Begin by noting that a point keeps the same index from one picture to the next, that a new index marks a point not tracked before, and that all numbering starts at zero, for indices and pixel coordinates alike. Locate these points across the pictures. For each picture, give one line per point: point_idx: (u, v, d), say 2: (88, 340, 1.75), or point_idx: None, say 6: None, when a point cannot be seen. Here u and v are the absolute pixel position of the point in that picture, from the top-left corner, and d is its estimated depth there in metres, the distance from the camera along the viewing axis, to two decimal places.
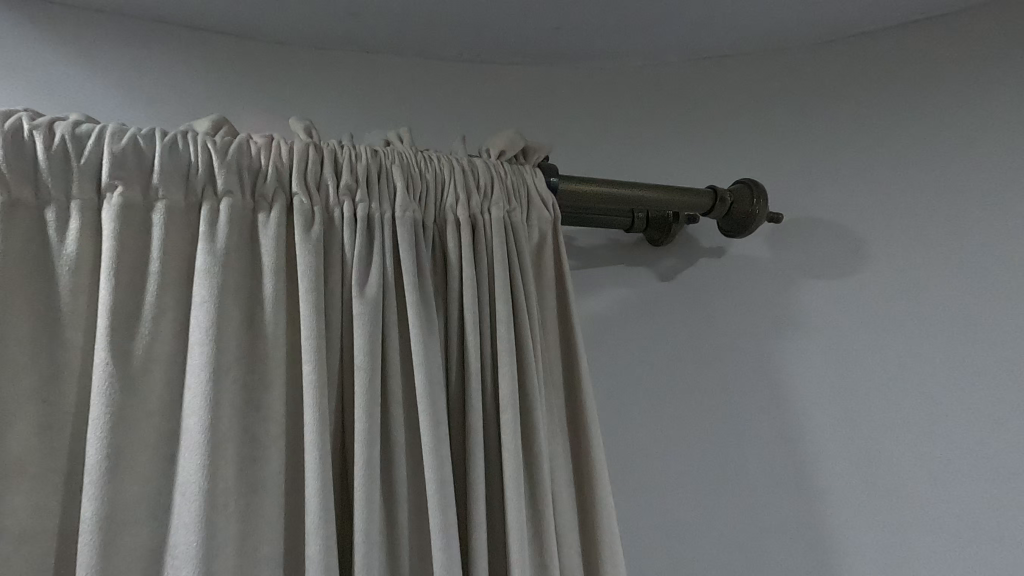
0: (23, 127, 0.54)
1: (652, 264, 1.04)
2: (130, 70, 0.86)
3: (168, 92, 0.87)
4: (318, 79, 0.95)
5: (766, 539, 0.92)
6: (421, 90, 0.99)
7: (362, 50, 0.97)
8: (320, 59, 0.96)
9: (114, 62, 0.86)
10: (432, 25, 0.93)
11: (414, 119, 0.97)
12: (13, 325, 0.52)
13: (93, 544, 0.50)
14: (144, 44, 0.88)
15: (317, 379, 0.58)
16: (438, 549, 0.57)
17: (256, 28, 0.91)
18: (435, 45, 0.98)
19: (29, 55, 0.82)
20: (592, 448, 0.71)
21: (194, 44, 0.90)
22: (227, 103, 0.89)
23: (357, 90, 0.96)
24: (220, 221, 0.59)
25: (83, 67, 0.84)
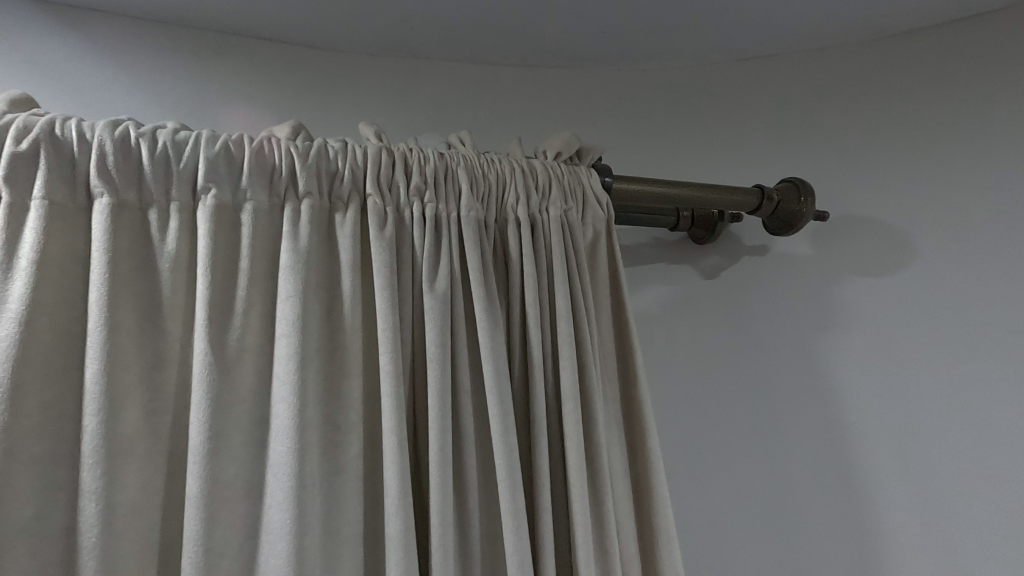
0: (130, 135, 0.58)
1: (695, 262, 1.06)
2: (200, 79, 0.90)
3: (233, 100, 0.91)
4: (372, 84, 0.98)
5: (813, 534, 0.93)
6: (470, 94, 1.02)
7: (414, 57, 1.01)
8: (373, 65, 0.99)
9: (184, 71, 0.90)
10: (482, 32, 0.96)
11: (464, 124, 1.01)
12: (123, 316, 0.56)
13: (198, 518, 0.54)
14: (212, 54, 0.92)
15: (394, 370, 0.61)
16: (509, 533, 0.60)
17: (313, 37, 0.95)
18: (483, 50, 1.01)
19: (108, 67, 0.87)
20: (647, 441, 0.73)
21: (256, 53, 0.94)
22: (290, 110, 0.93)
23: (410, 95, 1.00)
24: (302, 220, 0.63)
25: (156, 77, 0.89)
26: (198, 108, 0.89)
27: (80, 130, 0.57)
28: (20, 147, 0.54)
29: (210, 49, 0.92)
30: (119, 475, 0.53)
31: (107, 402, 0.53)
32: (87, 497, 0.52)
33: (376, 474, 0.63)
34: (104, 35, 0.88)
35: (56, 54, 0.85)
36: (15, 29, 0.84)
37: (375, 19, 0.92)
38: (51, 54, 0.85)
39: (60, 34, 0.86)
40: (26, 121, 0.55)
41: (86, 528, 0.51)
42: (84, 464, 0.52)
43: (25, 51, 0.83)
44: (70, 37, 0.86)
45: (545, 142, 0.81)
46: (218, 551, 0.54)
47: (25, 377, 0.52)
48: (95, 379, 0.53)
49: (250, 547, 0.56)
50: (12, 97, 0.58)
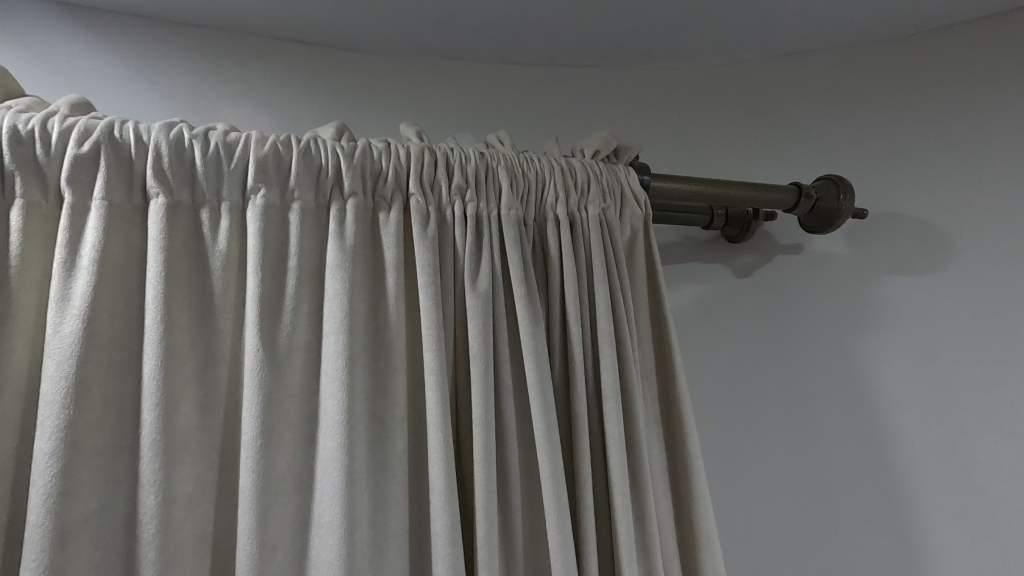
0: (184, 136, 0.60)
1: (728, 261, 1.05)
2: (240, 80, 0.92)
3: (273, 103, 0.92)
4: (406, 85, 0.99)
5: (850, 537, 0.91)
6: (501, 94, 1.03)
7: (445, 58, 1.01)
8: (405, 66, 1.00)
9: (224, 72, 0.91)
10: (514, 32, 0.96)
11: (497, 124, 1.01)
12: (178, 313, 0.57)
13: (252, 512, 0.55)
14: (250, 55, 0.93)
15: (438, 368, 0.62)
16: (552, 531, 0.60)
17: (348, 40, 0.96)
18: (515, 51, 1.01)
19: (152, 68, 0.88)
20: (687, 442, 0.72)
21: (292, 55, 0.95)
22: (325, 111, 0.95)
23: (442, 96, 1.00)
24: (348, 220, 0.64)
25: (198, 78, 0.90)
26: (239, 111, 0.91)
27: (137, 132, 0.58)
28: (82, 149, 0.56)
29: (247, 52, 0.93)
30: (176, 468, 0.55)
31: (164, 397, 0.55)
32: (147, 489, 0.53)
33: (420, 469, 0.64)
34: (146, 38, 0.89)
35: (102, 59, 0.87)
36: (61, 35, 0.86)
37: (409, 22, 0.92)
38: (96, 59, 0.86)
39: (103, 39, 0.87)
40: (86, 124, 0.57)
41: (146, 519, 0.53)
42: (144, 456, 0.54)
43: (71, 57, 0.85)
44: (114, 39, 0.88)
45: (582, 140, 0.81)
46: (272, 544, 0.55)
47: (87, 372, 0.53)
48: (154, 374, 0.55)
49: (300, 541, 0.57)
50: (71, 100, 0.59)
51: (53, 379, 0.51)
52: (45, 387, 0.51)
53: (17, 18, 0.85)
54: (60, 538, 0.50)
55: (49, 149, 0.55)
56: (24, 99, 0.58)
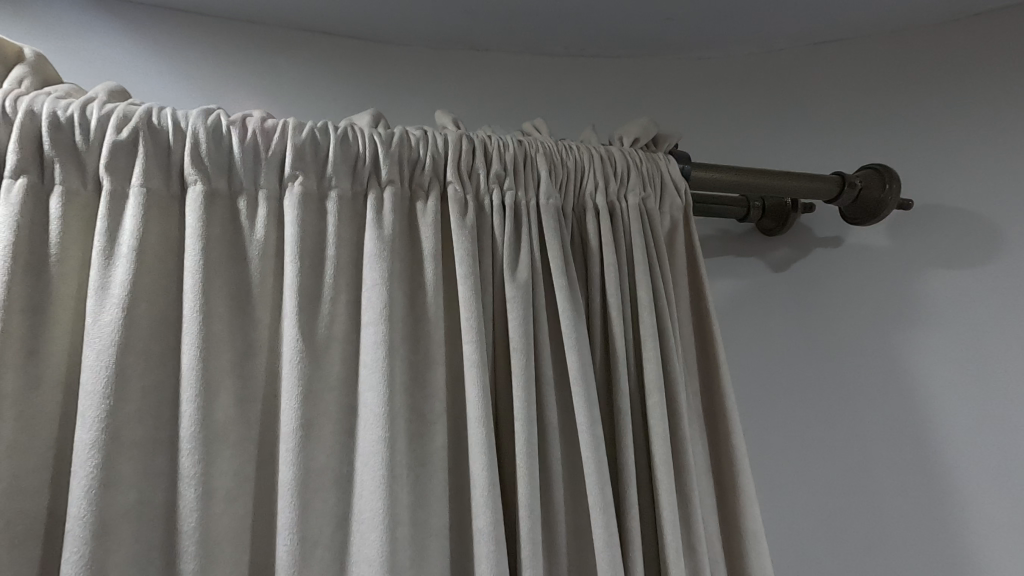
0: (222, 122, 0.59)
1: (764, 254, 1.01)
2: (273, 71, 0.89)
3: (302, 93, 0.90)
4: (432, 75, 0.96)
5: (899, 546, 0.85)
6: (529, 84, 0.99)
7: (472, 49, 0.98)
8: (429, 57, 0.97)
9: (257, 63, 0.89)
10: (542, 21, 0.93)
11: (526, 114, 0.98)
12: (216, 302, 0.56)
13: (292, 506, 0.53)
14: (281, 45, 0.91)
15: (479, 360, 0.60)
16: (598, 529, 0.58)
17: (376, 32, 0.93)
18: (543, 42, 0.98)
19: (186, 61, 0.86)
20: (732, 439, 0.70)
21: (320, 46, 0.92)
22: (351, 101, 0.92)
23: (468, 85, 0.97)
24: (386, 208, 0.62)
25: (232, 69, 0.88)
26: (270, 102, 0.88)
27: (175, 118, 0.57)
28: (120, 135, 0.55)
29: (275, 42, 0.91)
30: (215, 460, 0.53)
31: (203, 387, 0.54)
32: (187, 481, 0.52)
33: (460, 465, 0.62)
34: (177, 30, 0.87)
35: (130, 50, 0.85)
36: (89, 25, 0.84)
37: (437, 12, 0.89)
38: (125, 50, 0.84)
39: (131, 29, 0.85)
40: (124, 110, 0.56)
41: (186, 511, 0.52)
42: (183, 447, 0.53)
43: (100, 48, 0.83)
44: (144, 34, 0.86)
45: (620, 128, 0.79)
46: (312, 540, 0.54)
47: (128, 362, 0.52)
48: (193, 364, 0.53)
49: (341, 536, 0.56)
50: (108, 88, 0.58)
51: (94, 367, 0.50)
52: (85, 376, 0.50)
53: (44, 7, 0.83)
54: (101, 529, 0.49)
55: (89, 136, 0.54)
56: (64, 85, 0.57)
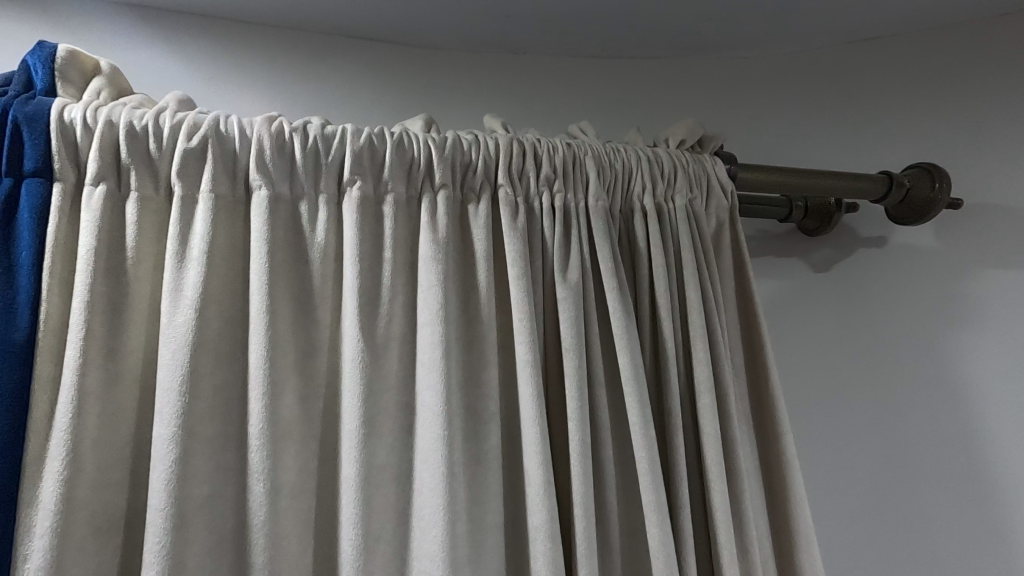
0: (285, 129, 0.60)
1: (805, 255, 0.97)
2: (309, 74, 0.84)
3: (344, 93, 0.85)
4: (459, 78, 0.90)
5: (952, 552, 0.83)
6: (563, 86, 0.93)
7: (508, 52, 0.92)
8: (457, 63, 0.90)
9: (291, 64, 0.84)
10: (579, 24, 0.87)
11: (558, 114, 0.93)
12: (282, 302, 0.58)
13: (356, 501, 0.55)
14: (313, 48, 0.85)
15: (532, 360, 0.61)
16: (652, 527, 0.59)
17: (402, 34, 0.86)
18: (578, 43, 0.92)
19: (218, 69, 0.81)
20: (781, 440, 0.70)
21: (349, 52, 0.86)
22: (376, 102, 0.85)
23: (499, 89, 0.91)
24: (440, 212, 0.64)
25: (266, 73, 0.83)
26: (304, 105, 0.83)
27: (241, 126, 0.59)
28: (191, 143, 0.57)
29: (306, 48, 0.85)
30: (281, 456, 0.55)
31: (270, 386, 0.55)
32: (256, 478, 0.53)
33: (513, 463, 0.63)
34: (204, 40, 0.81)
35: (159, 56, 0.79)
36: (117, 30, 0.79)
37: (467, 11, 0.83)
38: (154, 57, 0.79)
39: (160, 32, 0.80)
40: (194, 118, 0.58)
41: (255, 506, 0.53)
42: (252, 445, 0.54)
43: (129, 56, 0.79)
44: (172, 44, 0.80)
45: (665, 129, 0.79)
46: (375, 535, 0.55)
47: (199, 361, 0.54)
48: (261, 364, 0.55)
49: (401, 532, 0.57)
50: (177, 96, 0.61)
51: (169, 367, 0.52)
52: (162, 374, 0.52)
53: (67, 6, 0.78)
54: (179, 522, 0.50)
55: (161, 143, 0.57)
56: (135, 96, 0.59)
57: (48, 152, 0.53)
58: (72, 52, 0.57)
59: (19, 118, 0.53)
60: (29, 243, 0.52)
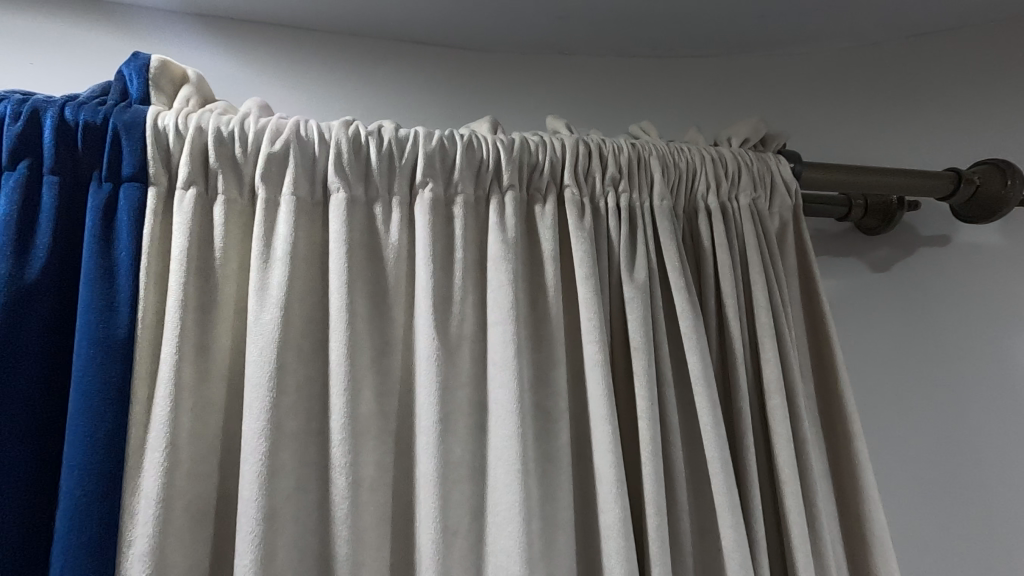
0: (361, 134, 0.62)
1: (863, 254, 0.95)
2: (368, 76, 0.84)
3: (401, 95, 0.85)
4: (511, 79, 0.90)
5: None
6: (615, 85, 0.92)
7: (558, 53, 0.91)
8: (509, 65, 0.90)
9: (350, 67, 0.84)
10: (631, 24, 0.86)
11: (609, 112, 0.91)
12: (360, 301, 0.60)
13: (436, 496, 0.56)
14: (370, 50, 0.85)
15: (602, 360, 0.61)
16: (727, 528, 0.58)
17: (454, 36, 0.86)
18: (630, 43, 0.91)
19: (283, 73, 0.81)
20: (852, 440, 0.69)
21: (403, 55, 0.86)
22: (431, 104, 0.86)
23: (551, 90, 0.90)
24: (508, 212, 0.65)
25: (328, 76, 0.83)
26: (357, 107, 0.83)
27: (321, 131, 0.61)
28: (275, 147, 0.59)
29: (365, 51, 0.85)
30: (361, 450, 0.57)
31: (350, 382, 0.57)
32: (339, 470, 0.55)
33: (583, 462, 0.64)
34: (266, 45, 0.82)
35: (222, 60, 0.80)
36: (181, 36, 0.80)
37: (521, 12, 0.83)
38: (217, 61, 0.80)
39: (221, 37, 0.81)
40: (276, 123, 0.60)
41: (339, 499, 0.55)
42: (334, 438, 0.56)
43: (194, 61, 0.79)
44: (236, 50, 0.81)
45: (728, 128, 0.79)
46: (453, 528, 0.57)
47: (285, 358, 0.56)
48: (342, 360, 0.57)
49: (477, 528, 0.58)
50: (257, 103, 0.63)
51: (257, 362, 0.54)
52: (250, 370, 0.54)
53: (132, 14, 0.79)
54: (270, 513, 0.52)
55: (246, 147, 0.59)
56: (219, 103, 0.61)
57: (144, 157, 0.56)
58: (164, 61, 0.60)
59: (118, 126, 0.56)
60: (128, 245, 0.54)
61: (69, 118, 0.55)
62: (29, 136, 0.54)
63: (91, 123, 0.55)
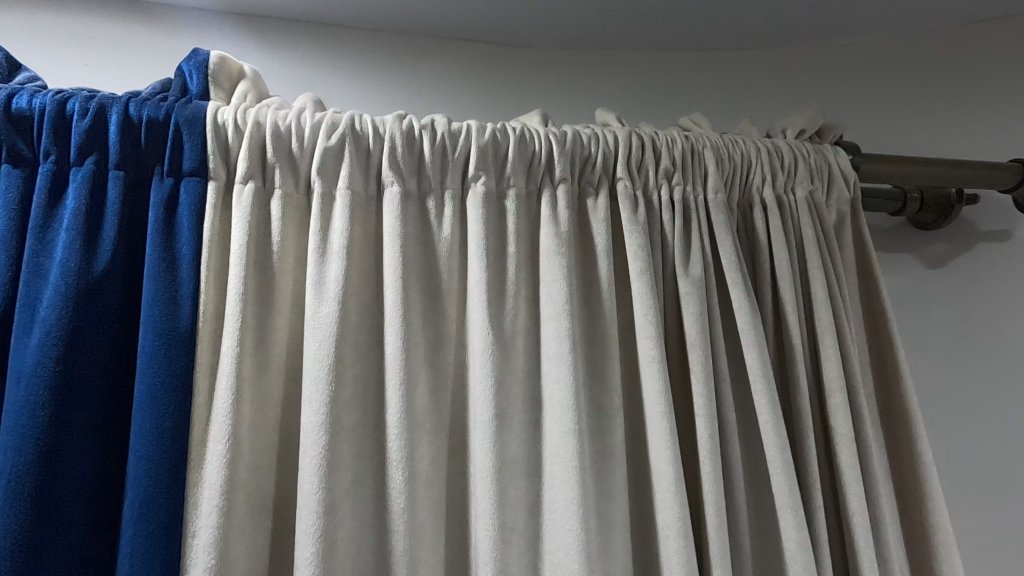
0: (414, 127, 0.62)
1: (916, 250, 0.90)
2: (409, 72, 0.84)
3: (442, 92, 0.84)
4: (551, 75, 0.88)
5: None
6: (656, 79, 0.90)
7: (598, 48, 0.90)
8: (548, 60, 0.89)
9: (391, 64, 0.84)
10: (675, 17, 0.84)
11: (651, 106, 0.89)
12: (414, 296, 0.60)
13: (492, 492, 0.55)
14: (410, 47, 0.85)
15: (658, 356, 0.60)
16: (791, 530, 0.56)
17: (494, 32, 0.86)
18: (672, 36, 0.88)
19: (327, 70, 0.81)
20: (916, 441, 0.66)
21: (444, 51, 0.86)
22: (471, 99, 0.85)
23: (591, 84, 0.89)
24: (560, 205, 0.64)
25: (370, 73, 0.83)
26: (396, 105, 0.82)
27: (375, 125, 0.61)
28: (330, 141, 0.59)
29: (407, 48, 0.85)
30: (417, 444, 0.56)
31: (406, 377, 0.57)
32: (396, 465, 0.55)
33: (638, 460, 0.63)
34: (310, 42, 0.82)
35: (267, 58, 0.80)
36: (227, 35, 0.80)
37: (563, 6, 0.81)
38: (259, 60, 0.80)
39: (266, 36, 0.81)
40: (332, 117, 0.60)
41: (395, 493, 0.54)
42: (390, 433, 0.55)
43: (236, 58, 0.79)
44: (281, 49, 0.81)
45: (782, 119, 0.76)
46: (510, 525, 0.56)
47: (342, 352, 0.56)
48: (398, 354, 0.56)
49: (534, 524, 0.57)
50: (311, 97, 0.63)
51: (315, 355, 0.54)
52: (309, 364, 0.54)
53: (181, 15, 0.80)
54: (330, 506, 0.52)
55: (303, 142, 0.59)
56: (276, 98, 0.62)
57: (203, 152, 0.57)
58: (222, 57, 0.61)
59: (180, 121, 0.56)
60: (189, 239, 0.55)
61: (133, 114, 0.56)
62: (96, 133, 0.55)
63: (154, 119, 0.56)
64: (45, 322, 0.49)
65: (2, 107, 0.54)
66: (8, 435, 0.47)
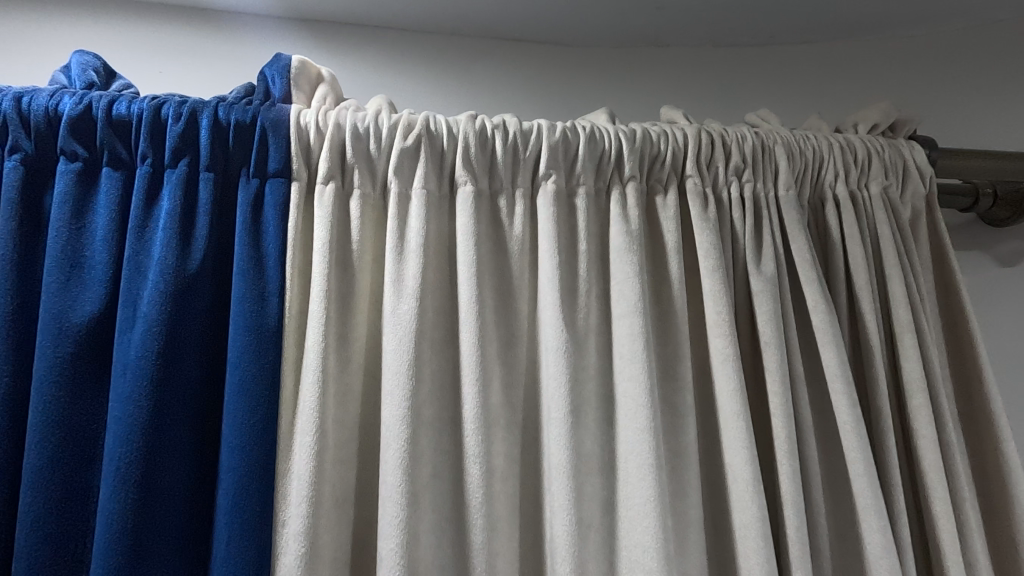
0: (485, 127, 0.63)
1: (990, 247, 0.87)
2: (468, 73, 0.85)
3: (499, 91, 0.85)
4: (607, 73, 0.88)
5: None
6: (713, 75, 0.89)
7: (653, 45, 0.89)
8: (604, 58, 0.89)
9: (449, 65, 0.85)
10: (734, 12, 0.83)
11: (708, 103, 0.88)
12: (488, 293, 0.61)
13: (568, 488, 0.55)
14: (468, 48, 0.86)
15: (732, 354, 0.59)
16: (874, 532, 0.55)
17: (551, 31, 0.86)
18: (730, 32, 0.87)
19: (388, 72, 0.83)
20: (1001, 444, 0.64)
21: (501, 51, 0.87)
22: (527, 99, 0.85)
23: (647, 82, 0.88)
24: (630, 203, 0.64)
25: (430, 74, 0.84)
26: (455, 105, 0.83)
27: (449, 126, 0.62)
28: (407, 142, 0.60)
29: (465, 49, 0.86)
30: (493, 440, 0.57)
31: (482, 373, 0.57)
32: (473, 460, 0.55)
33: (710, 458, 0.63)
34: (372, 45, 0.83)
35: (330, 61, 0.82)
36: (292, 38, 0.82)
37: (621, 5, 0.81)
38: (323, 64, 0.82)
39: (330, 38, 0.83)
40: (408, 118, 0.61)
41: (473, 487, 0.55)
42: (468, 428, 0.56)
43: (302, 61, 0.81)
44: (344, 52, 0.83)
45: (853, 114, 0.75)
46: (586, 521, 0.56)
47: (421, 347, 0.57)
48: (474, 350, 0.57)
49: (609, 521, 0.57)
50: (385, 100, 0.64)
51: (396, 350, 0.55)
52: (389, 359, 0.55)
53: (248, 19, 0.81)
54: (412, 498, 0.53)
55: (380, 142, 0.60)
56: (353, 101, 0.64)
57: (287, 154, 0.59)
58: (303, 62, 0.63)
59: (265, 124, 0.58)
60: (275, 238, 0.57)
61: (221, 118, 0.58)
62: (188, 136, 0.57)
63: (241, 122, 0.58)
64: (147, 317, 0.52)
65: (104, 114, 0.56)
66: (116, 425, 0.50)
